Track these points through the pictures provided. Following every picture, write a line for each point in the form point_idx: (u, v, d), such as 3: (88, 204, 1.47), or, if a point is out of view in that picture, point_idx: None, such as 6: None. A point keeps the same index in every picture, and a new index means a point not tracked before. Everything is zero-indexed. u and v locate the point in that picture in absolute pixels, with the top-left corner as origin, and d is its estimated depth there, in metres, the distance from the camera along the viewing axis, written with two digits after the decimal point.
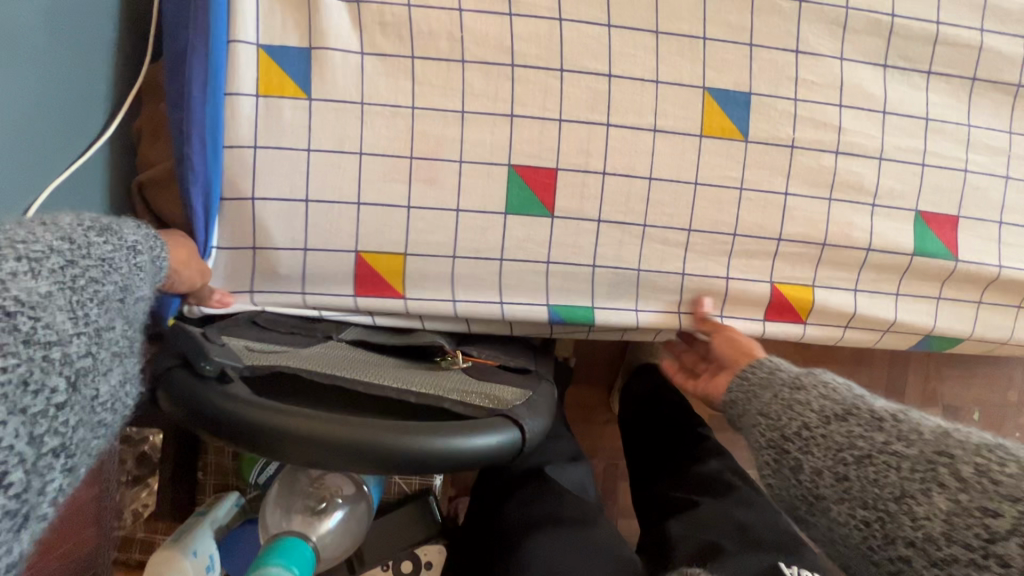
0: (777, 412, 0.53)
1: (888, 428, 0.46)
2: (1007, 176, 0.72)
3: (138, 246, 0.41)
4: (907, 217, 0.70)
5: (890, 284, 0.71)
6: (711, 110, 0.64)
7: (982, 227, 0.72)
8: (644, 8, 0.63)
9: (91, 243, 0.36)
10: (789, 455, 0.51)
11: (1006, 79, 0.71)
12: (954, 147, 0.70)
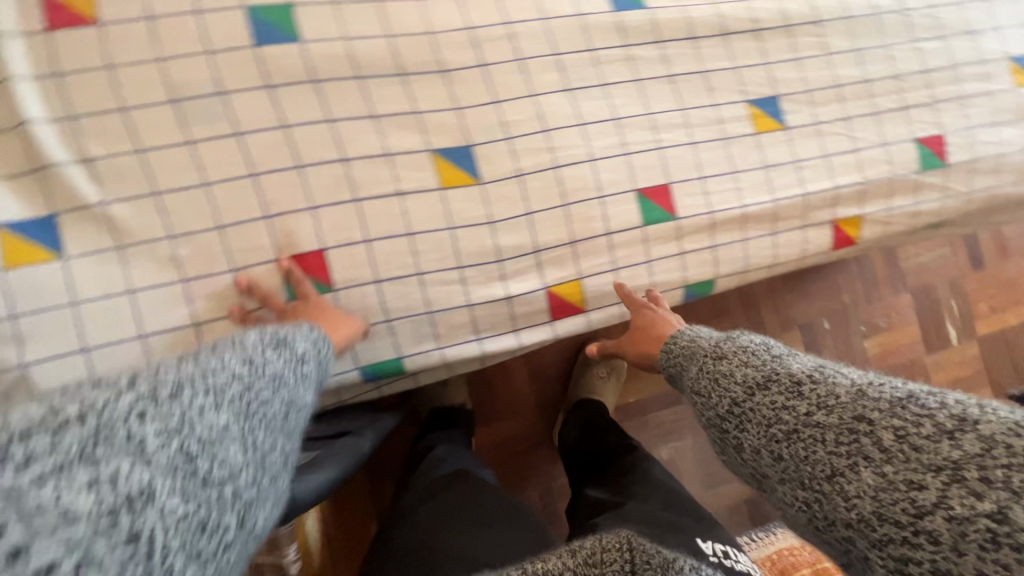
0: (709, 390, 0.54)
1: (809, 395, 0.46)
2: (846, 114, 0.72)
3: (307, 354, 0.46)
4: (629, 202, 0.65)
5: (760, 266, 0.71)
6: (436, 168, 0.59)
7: (846, 162, 0.71)
8: (424, 52, 0.60)
9: (280, 354, 0.43)
10: (730, 434, 0.51)
11: (800, 11, 0.71)
12: (795, 94, 0.70)
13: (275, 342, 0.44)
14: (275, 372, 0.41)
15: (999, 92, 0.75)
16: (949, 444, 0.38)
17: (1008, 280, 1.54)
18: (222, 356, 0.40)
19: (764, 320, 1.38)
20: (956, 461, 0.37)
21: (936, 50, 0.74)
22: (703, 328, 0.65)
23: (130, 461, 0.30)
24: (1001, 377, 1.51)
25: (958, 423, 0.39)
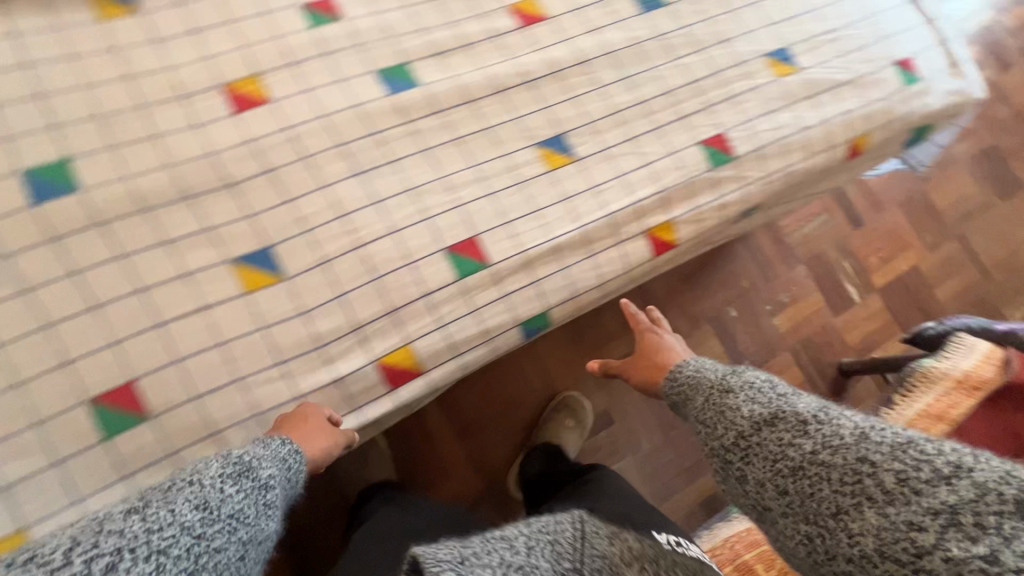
0: (716, 422, 0.61)
1: (813, 432, 0.53)
2: (630, 135, 0.78)
3: (273, 478, 0.51)
4: (439, 263, 0.68)
5: (588, 289, 0.75)
6: (238, 276, 0.62)
7: (640, 178, 0.77)
8: (208, 173, 0.64)
9: (234, 487, 0.48)
10: (734, 466, 0.58)
11: (563, 58, 0.78)
12: (577, 129, 0.77)
13: (239, 471, 0.50)
14: (224, 511, 0.46)
15: (763, 85, 0.83)
16: (948, 490, 0.44)
17: (888, 230, 1.64)
18: (176, 502, 0.45)
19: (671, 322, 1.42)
20: (955, 506, 0.43)
21: (697, 62, 0.82)
22: (705, 360, 0.74)
23: None
24: (910, 321, 1.58)
25: (954, 469, 0.45)
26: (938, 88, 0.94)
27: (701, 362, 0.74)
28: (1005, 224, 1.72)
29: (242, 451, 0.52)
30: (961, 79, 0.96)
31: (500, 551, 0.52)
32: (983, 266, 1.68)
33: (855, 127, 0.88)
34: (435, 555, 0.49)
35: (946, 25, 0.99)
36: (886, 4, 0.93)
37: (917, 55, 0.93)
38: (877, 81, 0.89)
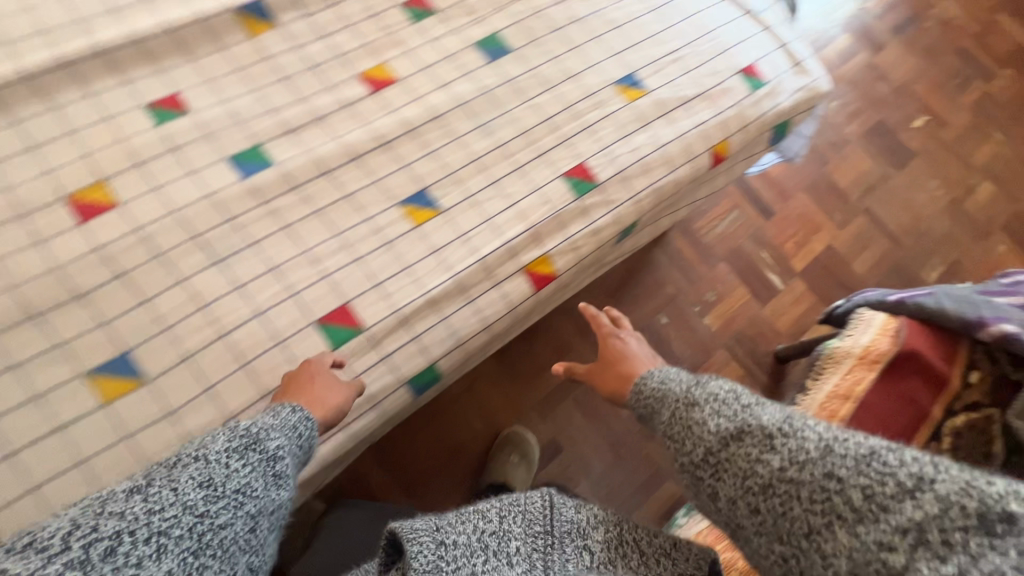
0: (682, 436, 0.58)
1: (779, 447, 0.50)
2: (492, 177, 0.80)
3: (278, 450, 0.55)
4: (311, 336, 0.68)
5: (472, 334, 0.76)
6: (95, 387, 0.61)
7: (507, 217, 0.79)
8: (55, 286, 0.63)
9: (240, 461, 0.52)
10: (705, 481, 0.55)
11: (416, 116, 0.81)
12: (439, 180, 0.79)
13: (245, 447, 0.53)
14: (228, 487, 0.50)
15: (615, 112, 0.87)
16: (914, 505, 0.42)
17: (798, 215, 1.71)
18: (181, 479, 0.49)
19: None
20: (921, 523, 0.41)
21: (549, 100, 0.86)
22: (671, 369, 0.70)
23: None
24: (834, 298, 1.64)
25: (917, 482, 0.43)
26: (786, 87, 1.00)
27: (664, 373, 0.70)
28: (904, 192, 1.82)
29: (250, 425, 0.56)
30: (807, 76, 1.03)
31: (472, 521, 0.58)
32: (891, 235, 1.77)
33: (712, 136, 0.92)
34: (413, 528, 0.57)
35: (785, 28, 1.06)
36: (724, 18, 1.00)
37: (761, 61, 0.99)
38: (726, 90, 0.94)
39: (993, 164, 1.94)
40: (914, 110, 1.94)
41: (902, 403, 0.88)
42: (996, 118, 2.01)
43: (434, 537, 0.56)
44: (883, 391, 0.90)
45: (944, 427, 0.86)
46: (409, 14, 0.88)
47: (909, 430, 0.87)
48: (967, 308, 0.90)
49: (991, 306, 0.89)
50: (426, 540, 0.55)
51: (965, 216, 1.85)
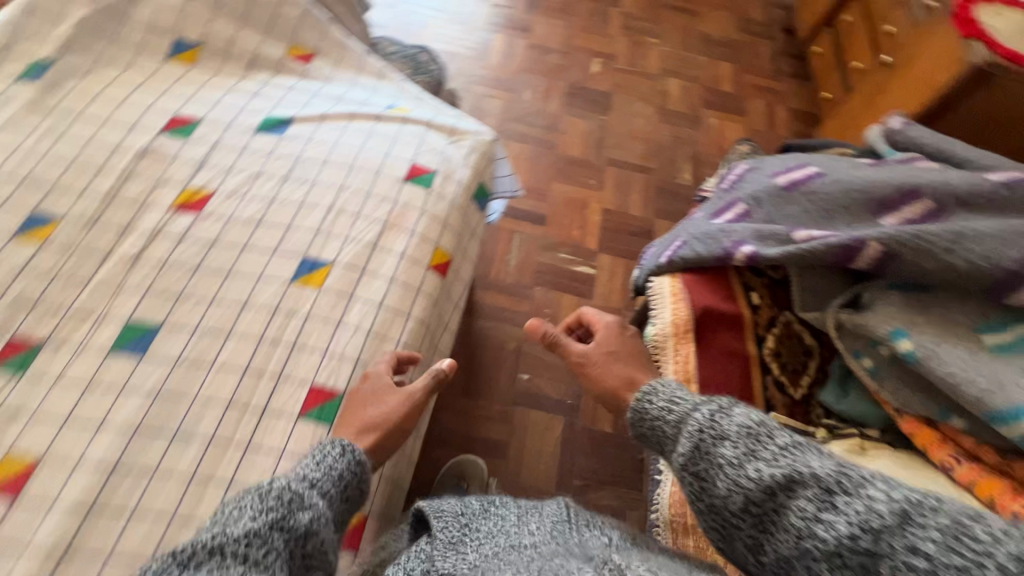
0: (721, 483, 0.58)
1: (839, 504, 0.50)
2: (225, 483, 0.66)
3: (298, 533, 0.55)
4: None
5: None
6: None
7: None
8: None
9: (265, 541, 0.53)
10: (750, 533, 0.56)
11: (88, 484, 0.63)
12: (163, 536, 0.63)
13: (270, 523, 0.54)
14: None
15: (312, 310, 0.78)
16: None
17: (562, 204, 1.80)
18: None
19: (489, 439, 1.40)
20: None
21: (236, 348, 0.74)
22: (675, 388, 0.70)
23: None
24: (635, 249, 1.75)
25: (1016, 563, 0.42)
26: (456, 162, 0.99)
27: (673, 397, 0.69)
28: (622, 129, 2.02)
29: (283, 488, 0.58)
30: (468, 139, 1.03)
31: (494, 518, 0.74)
32: (639, 167, 1.94)
33: (421, 256, 0.87)
34: (439, 509, 0.74)
35: (422, 109, 1.05)
36: (359, 140, 0.95)
37: (418, 156, 0.96)
38: (404, 207, 0.90)
39: (662, 65, 2.23)
40: (583, 63, 2.17)
41: (727, 359, 0.91)
42: (640, 32, 2.32)
43: (458, 519, 0.73)
44: (707, 360, 0.92)
45: (763, 357, 0.91)
46: (7, 370, 0.69)
47: (746, 379, 0.90)
48: (714, 246, 0.96)
49: (728, 234, 0.95)
50: (451, 518, 0.73)
51: (673, 116, 2.10)
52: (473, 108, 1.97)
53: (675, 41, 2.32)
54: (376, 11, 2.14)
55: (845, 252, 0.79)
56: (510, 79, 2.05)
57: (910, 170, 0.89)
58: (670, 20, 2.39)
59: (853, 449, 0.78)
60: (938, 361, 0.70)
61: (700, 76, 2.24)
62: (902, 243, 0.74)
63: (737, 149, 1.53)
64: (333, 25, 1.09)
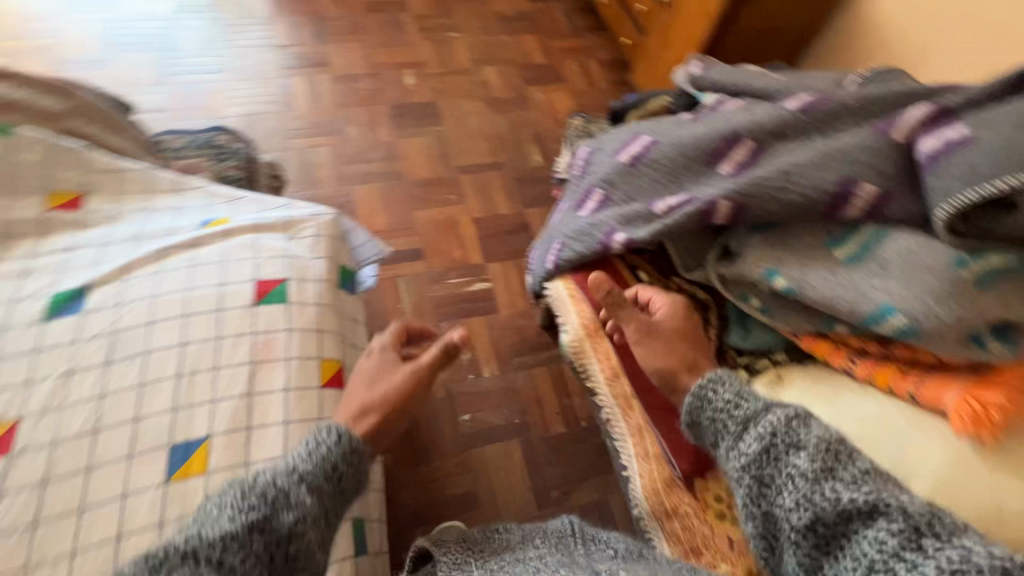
0: (792, 493, 0.62)
1: (918, 543, 0.54)
2: None
3: (282, 522, 0.59)
4: None
5: None
6: None
7: None
8: None
9: (241, 547, 0.55)
10: (805, 549, 0.60)
11: None
12: None
13: (259, 515, 0.58)
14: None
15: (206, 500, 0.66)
16: None
17: (432, 229, 1.74)
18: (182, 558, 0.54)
19: (456, 495, 1.34)
20: None
21: None
22: (737, 380, 0.74)
23: None
24: (518, 246, 1.75)
25: None
26: (305, 258, 0.89)
27: (737, 391, 0.72)
28: (460, 133, 1.99)
29: (272, 487, 0.61)
30: (308, 228, 0.94)
31: (501, 540, 0.77)
32: (490, 165, 1.92)
33: (309, 379, 0.78)
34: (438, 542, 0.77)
35: (244, 215, 0.94)
36: (183, 279, 0.82)
37: (259, 271, 0.85)
38: (267, 334, 0.79)
39: (472, 57, 2.22)
40: (396, 80, 2.09)
41: None
42: (438, 31, 2.28)
43: (460, 545, 0.76)
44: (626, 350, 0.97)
45: None
46: None
47: None
48: (591, 241, 0.98)
49: (597, 226, 0.98)
50: (456, 546, 0.76)
51: (502, 103, 2.10)
52: (300, 164, 1.81)
53: (476, 29, 2.32)
54: (145, 94, 1.87)
55: (702, 215, 0.83)
56: (329, 122, 1.93)
57: (725, 115, 0.95)
58: (462, 11, 2.37)
59: (771, 382, 0.83)
60: (811, 288, 0.75)
61: (511, 57, 2.26)
62: (744, 194, 0.79)
63: (572, 123, 1.57)
64: (93, 150, 0.91)
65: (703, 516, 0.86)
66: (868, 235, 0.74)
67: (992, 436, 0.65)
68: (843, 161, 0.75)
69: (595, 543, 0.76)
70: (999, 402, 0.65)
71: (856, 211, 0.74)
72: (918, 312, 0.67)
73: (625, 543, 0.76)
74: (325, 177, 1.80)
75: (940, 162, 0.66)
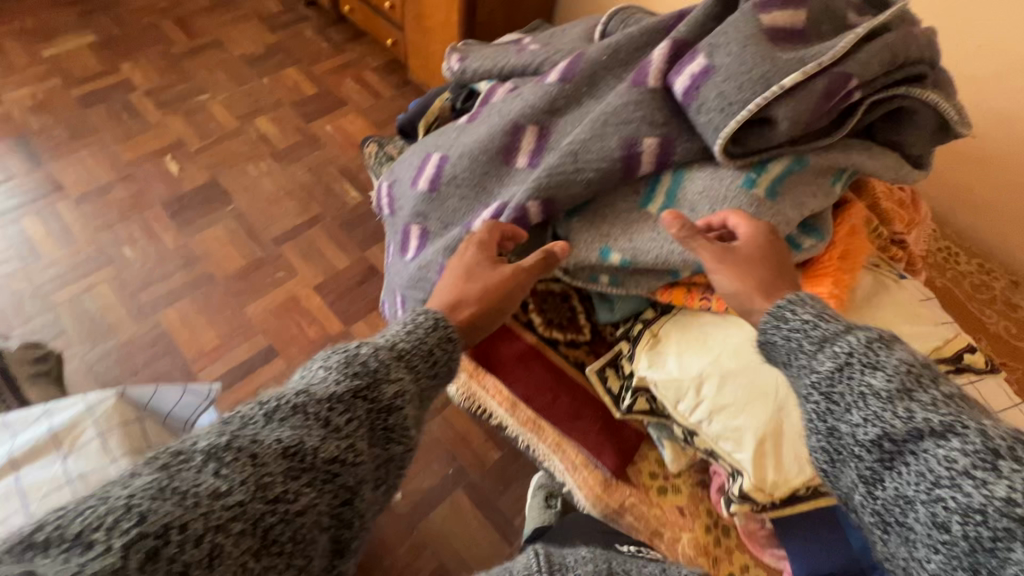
0: (853, 409, 0.51)
1: (1000, 467, 0.43)
2: None
3: (396, 392, 0.55)
4: None
5: None
6: None
7: None
8: None
9: (346, 411, 0.52)
10: (863, 470, 0.50)
11: None
12: None
13: (362, 386, 0.54)
14: (320, 457, 0.49)
15: None
16: None
17: (275, 319, 1.54)
18: (299, 390, 0.52)
19: None
20: None
21: None
22: (809, 304, 0.58)
23: (184, 502, 0.42)
24: (374, 294, 1.61)
25: None
26: (97, 472, 0.70)
27: (820, 313, 0.57)
28: (259, 202, 1.76)
29: (371, 358, 0.56)
30: (87, 429, 0.73)
31: None
32: (307, 222, 1.73)
33: None
34: None
35: None
36: None
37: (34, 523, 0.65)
38: None
39: (237, 115, 1.97)
40: (157, 173, 1.78)
41: (523, 365, 0.90)
42: (184, 101, 1.98)
43: None
44: (512, 380, 0.91)
45: (543, 335, 0.90)
46: None
47: (549, 367, 0.90)
48: (427, 285, 0.90)
49: (427, 267, 0.90)
50: None
51: (292, 151, 1.90)
52: (78, 318, 1.48)
53: (228, 84, 2.05)
54: None
55: (517, 223, 0.78)
56: (94, 254, 1.59)
57: (499, 107, 0.90)
58: (203, 70, 2.08)
59: (649, 343, 0.82)
60: (643, 253, 0.74)
61: (280, 99, 2.04)
62: (544, 188, 0.75)
63: (368, 152, 1.44)
64: None
65: (649, 500, 0.85)
66: (668, 184, 0.74)
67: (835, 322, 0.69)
68: (617, 123, 0.73)
69: (561, 571, 0.61)
70: (829, 291, 0.69)
71: (648, 166, 0.73)
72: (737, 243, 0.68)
73: (589, 556, 0.63)
74: (118, 319, 1.49)
75: (695, 99, 0.64)
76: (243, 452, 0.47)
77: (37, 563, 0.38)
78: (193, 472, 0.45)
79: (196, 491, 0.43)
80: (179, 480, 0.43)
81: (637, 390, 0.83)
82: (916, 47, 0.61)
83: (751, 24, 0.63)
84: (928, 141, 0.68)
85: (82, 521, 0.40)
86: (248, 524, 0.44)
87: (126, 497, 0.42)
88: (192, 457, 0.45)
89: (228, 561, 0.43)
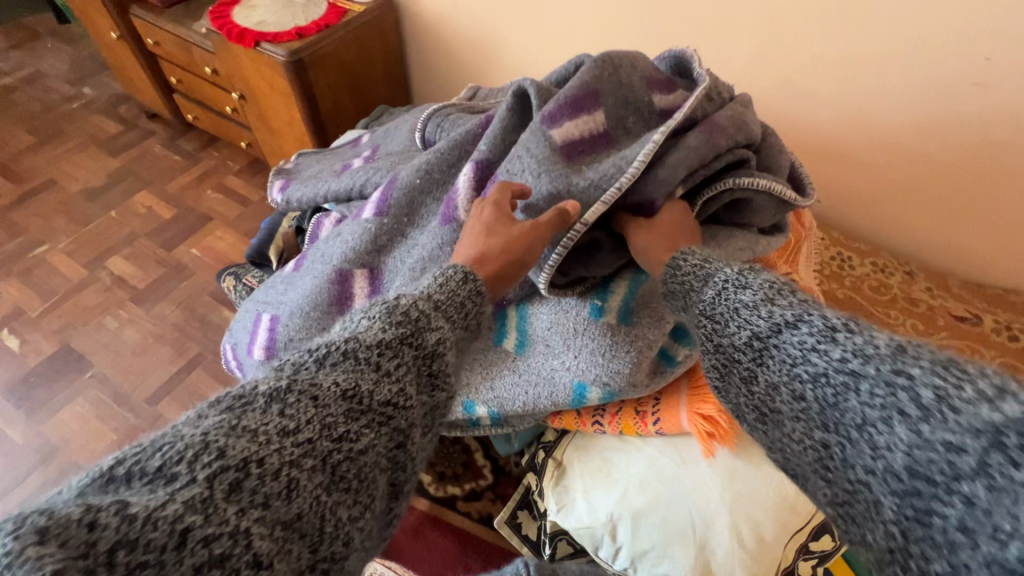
0: (723, 317, 0.43)
1: (839, 339, 0.36)
2: None
3: (442, 337, 0.45)
4: None
5: None
6: None
7: None
8: None
9: (396, 355, 0.42)
10: (739, 372, 0.42)
11: None
12: None
13: (403, 335, 0.43)
14: (375, 400, 0.40)
15: None
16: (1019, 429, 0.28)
17: None
18: (346, 328, 0.43)
19: None
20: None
21: None
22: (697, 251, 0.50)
23: (244, 438, 0.34)
24: None
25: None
26: None
27: (708, 257, 0.49)
28: (122, 359, 1.54)
29: (412, 306, 0.45)
30: None
31: None
32: (183, 368, 1.52)
33: None
34: None
35: None
36: None
37: None
38: None
39: (84, 261, 1.74)
40: None
41: (425, 541, 0.86)
42: (17, 260, 1.73)
43: None
44: (416, 561, 0.85)
45: (438, 496, 0.87)
46: None
47: (450, 533, 0.86)
48: None
49: None
50: None
51: (155, 288, 1.69)
52: None
53: (69, 227, 1.82)
54: None
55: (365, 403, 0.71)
56: None
57: (323, 251, 0.77)
58: (37, 217, 1.84)
59: (552, 480, 0.71)
60: (506, 402, 0.65)
61: (133, 230, 1.83)
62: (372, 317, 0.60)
63: (226, 286, 1.28)
64: None
65: None
66: (516, 321, 0.64)
67: (731, 433, 0.61)
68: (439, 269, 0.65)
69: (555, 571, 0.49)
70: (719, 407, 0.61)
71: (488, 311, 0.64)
72: (603, 378, 0.58)
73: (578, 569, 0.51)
74: None
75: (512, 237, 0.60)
76: (304, 395, 0.37)
77: (120, 495, 0.31)
78: (259, 412, 0.36)
79: (267, 430, 0.35)
80: (250, 418, 0.35)
81: (553, 538, 0.72)
82: (726, 136, 0.57)
83: (542, 144, 0.59)
84: (775, 213, 0.62)
85: (163, 455, 0.33)
86: (319, 461, 0.36)
87: (201, 433, 0.34)
88: (253, 399, 0.36)
89: (306, 495, 0.35)
